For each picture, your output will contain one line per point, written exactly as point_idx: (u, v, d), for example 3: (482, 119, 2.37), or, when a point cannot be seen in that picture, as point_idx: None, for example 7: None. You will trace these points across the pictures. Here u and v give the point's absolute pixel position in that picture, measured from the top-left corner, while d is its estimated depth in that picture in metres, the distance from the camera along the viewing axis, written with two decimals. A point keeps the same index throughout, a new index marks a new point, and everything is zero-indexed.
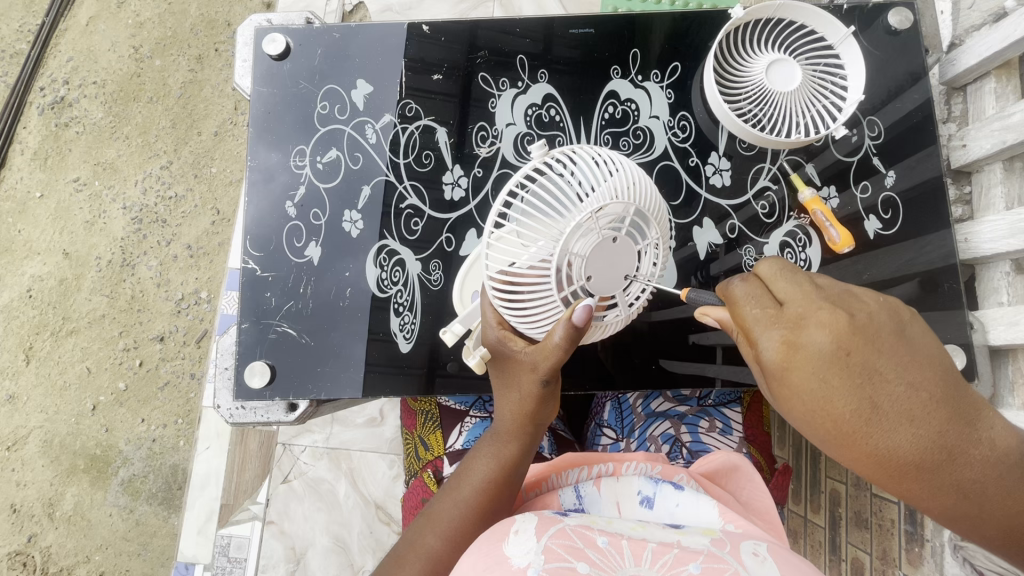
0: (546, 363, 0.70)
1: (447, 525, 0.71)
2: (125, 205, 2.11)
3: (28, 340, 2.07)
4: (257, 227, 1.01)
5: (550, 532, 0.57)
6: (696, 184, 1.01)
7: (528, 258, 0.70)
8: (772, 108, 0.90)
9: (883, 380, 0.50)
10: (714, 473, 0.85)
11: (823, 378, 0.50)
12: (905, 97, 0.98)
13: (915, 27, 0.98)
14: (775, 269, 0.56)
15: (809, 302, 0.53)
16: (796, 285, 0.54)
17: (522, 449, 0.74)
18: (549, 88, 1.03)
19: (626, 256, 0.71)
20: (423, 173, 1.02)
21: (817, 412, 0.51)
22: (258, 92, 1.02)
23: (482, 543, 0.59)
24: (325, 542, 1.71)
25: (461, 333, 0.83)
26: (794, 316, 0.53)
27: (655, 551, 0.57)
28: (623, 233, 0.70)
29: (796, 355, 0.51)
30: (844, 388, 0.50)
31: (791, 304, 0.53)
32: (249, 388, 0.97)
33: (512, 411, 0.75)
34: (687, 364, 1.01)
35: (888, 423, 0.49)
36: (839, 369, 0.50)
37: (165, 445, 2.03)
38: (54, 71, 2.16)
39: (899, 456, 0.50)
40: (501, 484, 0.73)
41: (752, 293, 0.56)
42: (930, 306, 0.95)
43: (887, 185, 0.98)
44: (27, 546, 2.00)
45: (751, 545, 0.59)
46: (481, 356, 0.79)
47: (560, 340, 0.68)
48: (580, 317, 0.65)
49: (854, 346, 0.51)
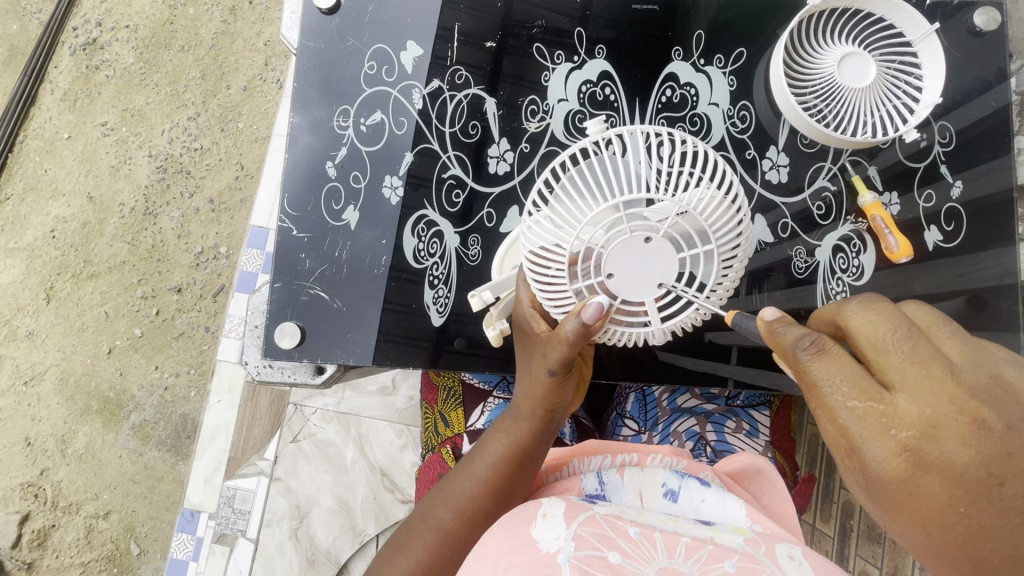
0: (556, 353, 0.68)
1: (457, 499, 0.72)
2: (151, 153, 2.11)
3: (49, 280, 2.10)
4: (295, 185, 0.98)
5: (579, 520, 0.56)
6: (750, 177, 0.97)
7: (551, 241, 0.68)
8: (840, 105, 0.86)
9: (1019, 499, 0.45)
10: (737, 474, 0.83)
11: (947, 492, 0.46)
12: (980, 104, 0.93)
13: (1000, 30, 0.92)
14: (878, 334, 0.47)
15: (940, 401, 0.45)
16: (919, 369, 0.46)
17: (533, 435, 0.73)
18: (606, 65, 0.99)
19: (661, 262, 0.65)
20: (468, 144, 0.99)
21: (924, 523, 0.47)
22: (304, 46, 0.98)
23: (509, 523, 0.57)
24: (329, 504, 1.73)
25: (488, 300, 0.83)
26: (917, 418, 0.45)
27: (688, 545, 0.56)
28: (660, 237, 0.64)
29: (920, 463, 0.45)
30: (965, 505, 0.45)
31: (911, 399, 0.46)
32: (278, 348, 0.95)
33: (527, 394, 0.73)
34: (701, 361, 0.98)
35: (1010, 536, 0.45)
36: (961, 483, 0.45)
37: (177, 394, 2.06)
38: (87, 11, 2.14)
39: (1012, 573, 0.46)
40: (513, 462, 0.72)
41: (844, 378, 0.47)
42: (980, 325, 0.92)
43: (951, 196, 0.94)
44: (39, 479, 2.05)
45: (786, 547, 0.57)
46: (502, 330, 0.85)
47: (568, 334, 0.64)
48: (591, 314, 0.60)
49: (988, 460, 0.45)
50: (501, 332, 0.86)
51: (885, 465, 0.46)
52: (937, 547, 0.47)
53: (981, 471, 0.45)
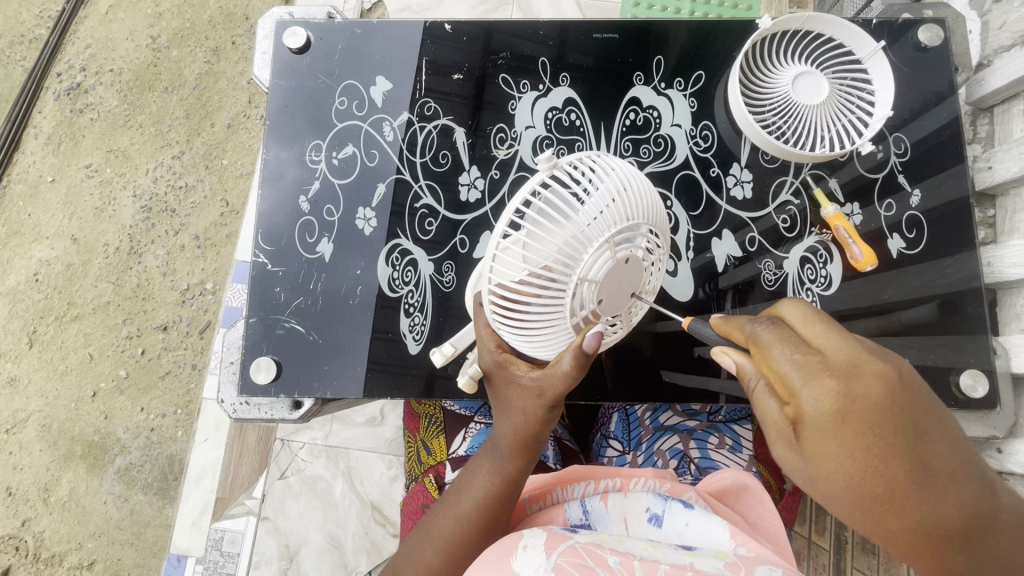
0: (553, 390, 0.68)
1: (444, 538, 0.70)
2: (135, 193, 2.11)
3: (32, 324, 2.08)
4: (269, 221, 1.00)
5: (560, 549, 0.55)
6: (715, 195, 0.99)
7: (538, 278, 0.65)
8: (797, 121, 0.89)
9: (931, 444, 0.42)
10: (722, 493, 0.82)
11: (883, 440, 0.40)
12: (932, 116, 0.96)
13: (944, 45, 0.97)
14: (805, 307, 0.45)
15: (856, 349, 0.42)
16: (832, 326, 0.44)
17: (522, 470, 0.71)
18: (570, 92, 1.01)
19: (636, 276, 0.69)
20: (439, 173, 1.01)
21: (858, 480, 0.41)
22: (277, 85, 1.02)
23: (489, 557, 0.57)
24: (319, 541, 1.69)
25: (450, 354, 0.83)
26: (843, 364, 0.42)
27: (668, 572, 0.54)
28: (636, 254, 0.67)
29: (853, 410, 0.40)
30: (901, 456, 0.40)
31: (835, 347, 0.42)
32: (254, 383, 0.96)
33: (513, 434, 0.71)
34: (692, 377, 0.99)
35: (934, 485, 0.41)
36: (893, 428, 0.40)
37: (163, 435, 2.01)
38: (72, 57, 2.18)
39: (937, 525, 0.42)
40: (502, 501, 0.70)
41: (788, 338, 0.44)
42: (945, 330, 0.94)
43: (911, 205, 0.96)
44: (21, 531, 1.99)
45: (766, 570, 0.56)
46: (472, 377, 0.83)
47: (564, 368, 0.66)
48: (590, 344, 0.63)
49: (904, 401, 0.41)
50: (473, 377, 0.84)
51: (823, 413, 0.41)
52: (872, 511, 0.41)
53: (894, 410, 0.41)
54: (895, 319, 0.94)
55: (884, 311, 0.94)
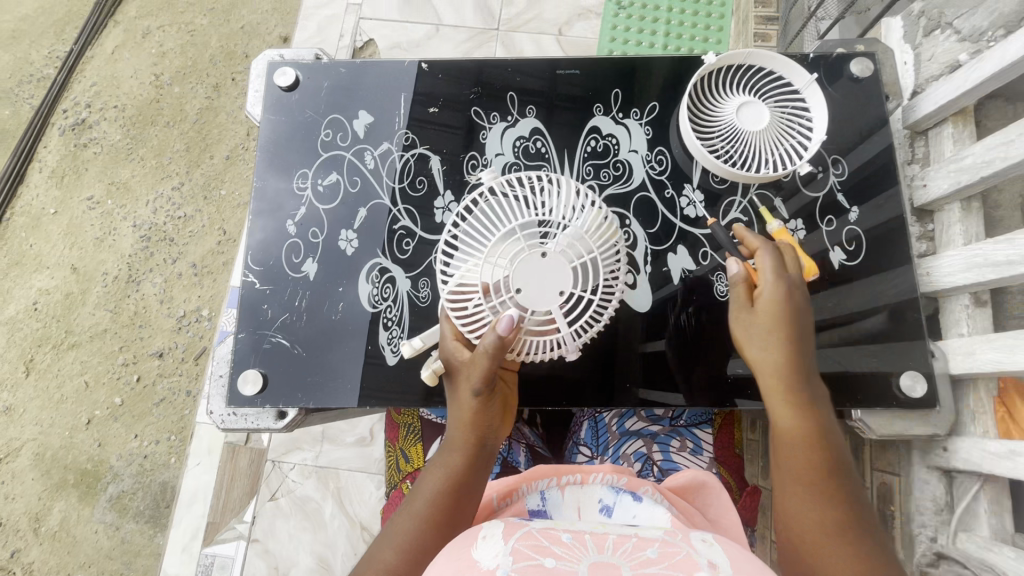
0: (476, 373, 0.75)
1: (399, 537, 0.71)
2: (135, 223, 2.19)
3: (30, 352, 2.12)
4: (258, 244, 1.07)
5: (516, 536, 0.60)
6: (670, 214, 1.06)
7: (462, 273, 0.78)
8: (742, 145, 0.97)
9: (803, 350, 0.81)
10: (682, 489, 0.86)
11: (782, 318, 0.81)
12: (869, 140, 1.04)
13: (875, 76, 1.06)
14: (789, 256, 0.88)
15: (799, 284, 0.84)
16: (794, 269, 0.86)
17: (467, 460, 0.76)
18: (536, 122, 1.10)
19: (559, 274, 0.74)
20: (415, 198, 1.08)
21: (770, 327, 0.81)
22: (267, 119, 1.10)
23: (452, 548, 0.61)
24: (309, 563, 1.71)
25: (419, 347, 0.86)
26: (788, 282, 0.83)
27: (616, 541, 0.60)
28: (554, 252, 0.75)
29: (779, 295, 0.82)
30: (788, 329, 0.81)
31: (788, 274, 0.84)
32: (241, 395, 1.01)
33: (458, 422, 0.78)
34: (682, 396, 1.02)
35: (795, 359, 0.80)
36: (789, 316, 0.81)
37: (156, 461, 2.03)
38: (78, 94, 2.29)
39: (792, 379, 0.79)
40: (453, 492, 0.74)
41: (772, 257, 0.85)
42: (895, 338, 1.00)
43: (850, 221, 1.03)
44: (11, 562, 1.99)
45: (701, 533, 0.62)
46: (433, 369, 0.87)
47: (487, 347, 0.72)
48: (502, 327, 0.70)
49: (800, 318, 0.82)
50: (435, 371, 0.88)
51: (769, 288, 0.83)
52: (768, 346, 0.81)
53: (795, 313, 0.82)
54: (844, 329, 1.00)
55: (835, 322, 1.01)
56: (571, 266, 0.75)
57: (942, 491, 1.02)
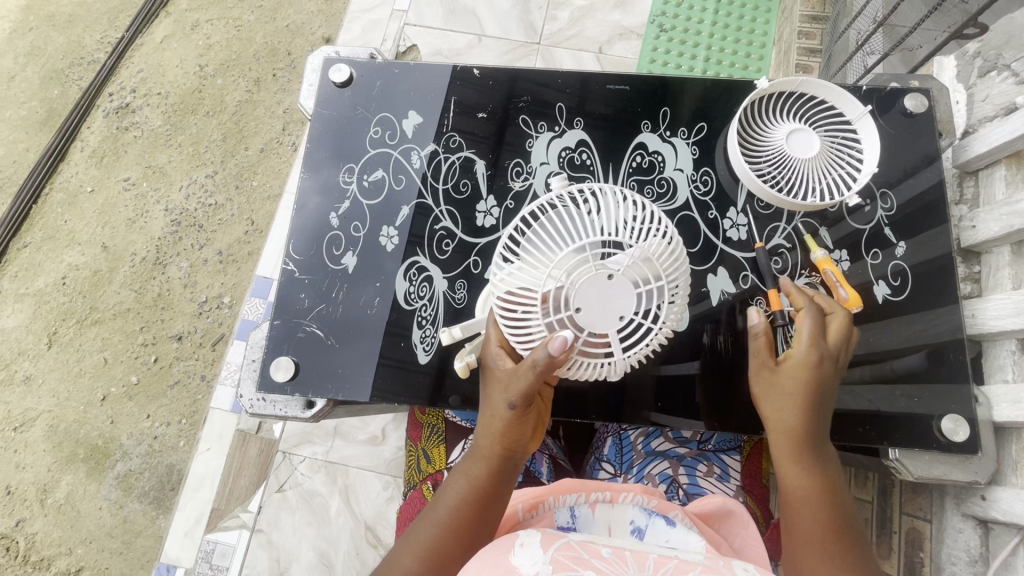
0: (519, 386, 0.74)
1: (423, 534, 0.74)
2: (167, 207, 2.24)
3: (54, 325, 2.16)
4: (301, 233, 1.09)
5: (555, 545, 0.59)
6: (713, 235, 1.06)
7: (521, 282, 0.74)
8: (790, 172, 0.98)
9: (822, 412, 0.84)
10: (708, 517, 0.84)
11: (810, 379, 0.82)
12: (921, 176, 1.03)
13: (929, 112, 1.05)
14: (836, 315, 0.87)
15: (836, 345, 0.84)
16: (841, 331, 0.85)
17: (493, 471, 0.76)
18: (583, 134, 1.10)
19: (623, 297, 0.72)
20: (458, 200, 1.09)
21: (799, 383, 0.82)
22: (319, 113, 1.13)
23: (490, 552, 0.60)
24: (310, 558, 1.70)
25: (457, 337, 0.83)
26: (825, 343, 0.83)
27: (657, 560, 0.59)
28: (621, 274, 0.72)
29: (816, 355, 0.82)
30: (813, 389, 0.82)
31: (830, 335, 0.85)
32: (273, 381, 1.02)
33: (488, 432, 0.78)
34: (693, 422, 1.01)
35: (812, 419, 0.82)
36: (819, 378, 0.82)
37: (166, 444, 2.04)
38: (124, 79, 2.36)
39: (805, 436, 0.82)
40: (477, 502, 0.75)
41: (815, 314, 0.84)
42: (938, 380, 0.97)
43: (896, 255, 1.02)
44: (14, 531, 2.01)
45: (741, 562, 0.61)
46: (468, 362, 0.85)
47: (537, 363, 0.71)
48: (556, 347, 0.68)
49: (826, 382, 0.83)
50: (469, 364, 0.85)
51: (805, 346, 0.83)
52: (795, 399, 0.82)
53: (825, 376, 0.83)
54: (887, 366, 0.98)
55: (878, 357, 0.98)
56: (636, 290, 0.73)
57: (977, 542, 0.99)
